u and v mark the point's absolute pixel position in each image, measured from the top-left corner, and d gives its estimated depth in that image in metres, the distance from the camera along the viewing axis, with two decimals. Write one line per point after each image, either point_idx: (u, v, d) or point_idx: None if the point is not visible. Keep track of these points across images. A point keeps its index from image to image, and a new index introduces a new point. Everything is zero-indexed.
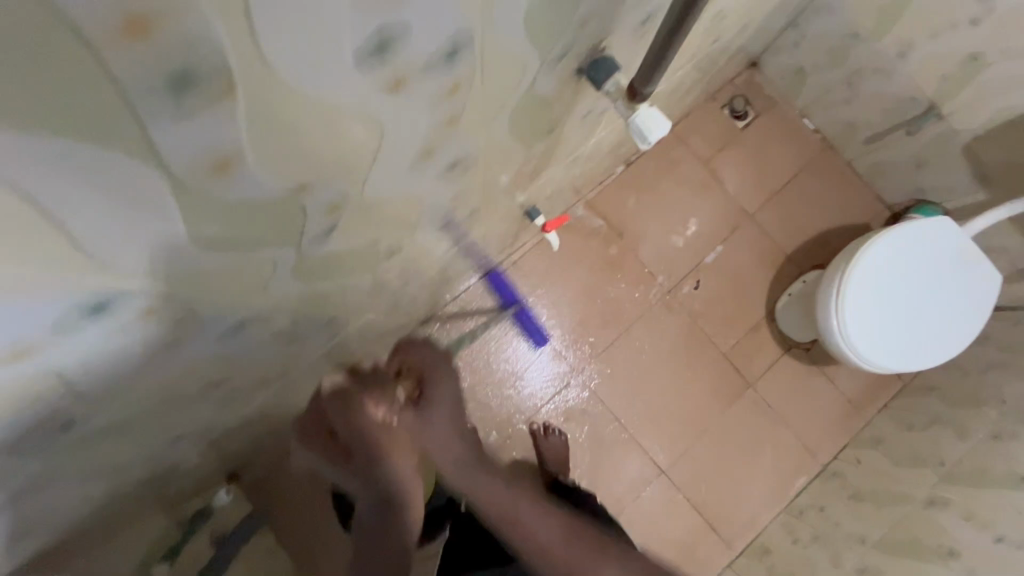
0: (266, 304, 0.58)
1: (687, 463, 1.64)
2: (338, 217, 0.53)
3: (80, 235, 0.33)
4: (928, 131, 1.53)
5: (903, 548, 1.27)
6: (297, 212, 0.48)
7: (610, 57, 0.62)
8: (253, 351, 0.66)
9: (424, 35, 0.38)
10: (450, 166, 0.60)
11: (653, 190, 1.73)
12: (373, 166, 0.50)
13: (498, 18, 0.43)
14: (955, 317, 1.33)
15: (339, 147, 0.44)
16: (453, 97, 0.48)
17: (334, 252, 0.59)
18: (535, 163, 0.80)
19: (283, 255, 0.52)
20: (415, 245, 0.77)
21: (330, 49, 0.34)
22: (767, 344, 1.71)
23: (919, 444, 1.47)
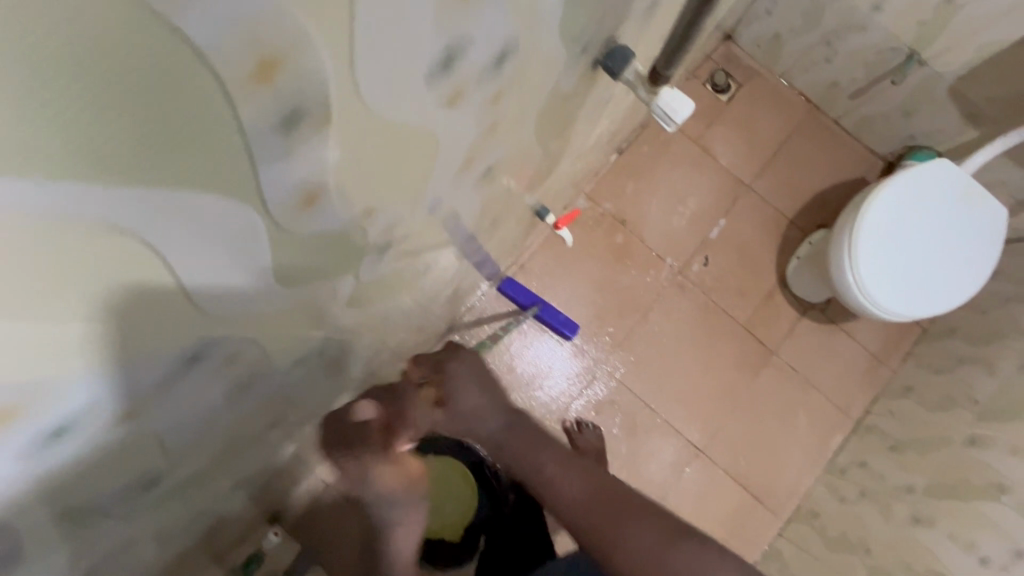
0: (322, 337, 0.59)
1: (722, 439, 1.64)
2: (388, 241, 0.54)
3: (189, 283, 0.35)
4: (912, 78, 1.55)
5: (951, 490, 1.28)
6: (357, 239, 0.48)
7: (622, 45, 0.62)
8: (305, 386, 0.67)
9: (483, 46, 0.40)
10: (483, 176, 0.61)
11: (649, 174, 1.74)
12: (426, 184, 0.51)
13: (538, 27, 0.45)
14: (972, 255, 1.34)
15: (403, 167, 0.45)
16: (498, 106, 0.49)
17: (379, 276, 0.60)
18: (549, 161, 0.81)
19: (338, 287, 0.53)
20: (442, 260, 0.78)
21: (407, 69, 0.35)
22: (784, 309, 1.72)
23: (951, 386, 1.48)
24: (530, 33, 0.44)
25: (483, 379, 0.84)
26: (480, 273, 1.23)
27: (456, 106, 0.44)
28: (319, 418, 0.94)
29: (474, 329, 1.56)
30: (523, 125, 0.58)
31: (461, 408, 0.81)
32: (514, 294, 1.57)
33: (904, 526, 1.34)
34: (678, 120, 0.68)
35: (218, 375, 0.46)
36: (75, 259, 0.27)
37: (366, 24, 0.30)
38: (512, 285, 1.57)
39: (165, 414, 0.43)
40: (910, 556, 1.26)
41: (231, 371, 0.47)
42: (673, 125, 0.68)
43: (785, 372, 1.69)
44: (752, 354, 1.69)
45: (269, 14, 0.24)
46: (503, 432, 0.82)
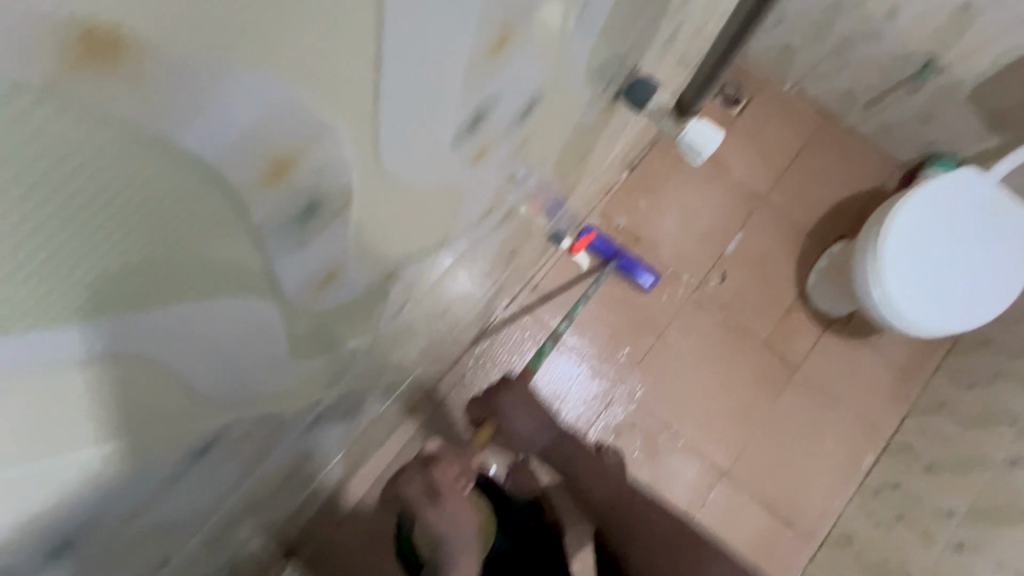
0: (338, 390, 0.57)
1: (747, 462, 1.59)
2: (406, 290, 0.52)
3: (199, 382, 0.33)
4: (930, 85, 1.52)
5: (995, 514, 1.22)
6: (378, 297, 0.47)
7: (646, 76, 0.59)
8: (323, 434, 0.65)
9: (509, 101, 0.38)
10: (501, 217, 0.59)
11: (662, 190, 1.72)
12: (446, 234, 0.49)
13: (565, 71, 0.43)
14: (1005, 265, 1.29)
15: (424, 225, 0.44)
16: (520, 153, 0.47)
17: (399, 323, 0.58)
18: (565, 190, 0.78)
19: (358, 343, 0.51)
20: (458, 296, 0.75)
21: (436, 128, 0.34)
22: (806, 325, 1.67)
23: (987, 401, 1.42)
24: (556, 80, 0.43)
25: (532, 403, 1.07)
26: (496, 299, 1.20)
27: (482, 161, 0.42)
28: (335, 458, 0.91)
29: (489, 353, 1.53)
30: (544, 163, 0.56)
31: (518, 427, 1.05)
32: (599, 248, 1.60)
33: (946, 553, 1.28)
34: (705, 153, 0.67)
35: (229, 458, 0.43)
36: (75, 389, 0.25)
37: (384, 96, 0.28)
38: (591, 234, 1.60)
39: (177, 505, 0.41)
40: None
41: (246, 449, 0.45)
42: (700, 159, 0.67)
43: (811, 390, 1.63)
44: (775, 372, 1.64)
45: (294, 109, 0.24)
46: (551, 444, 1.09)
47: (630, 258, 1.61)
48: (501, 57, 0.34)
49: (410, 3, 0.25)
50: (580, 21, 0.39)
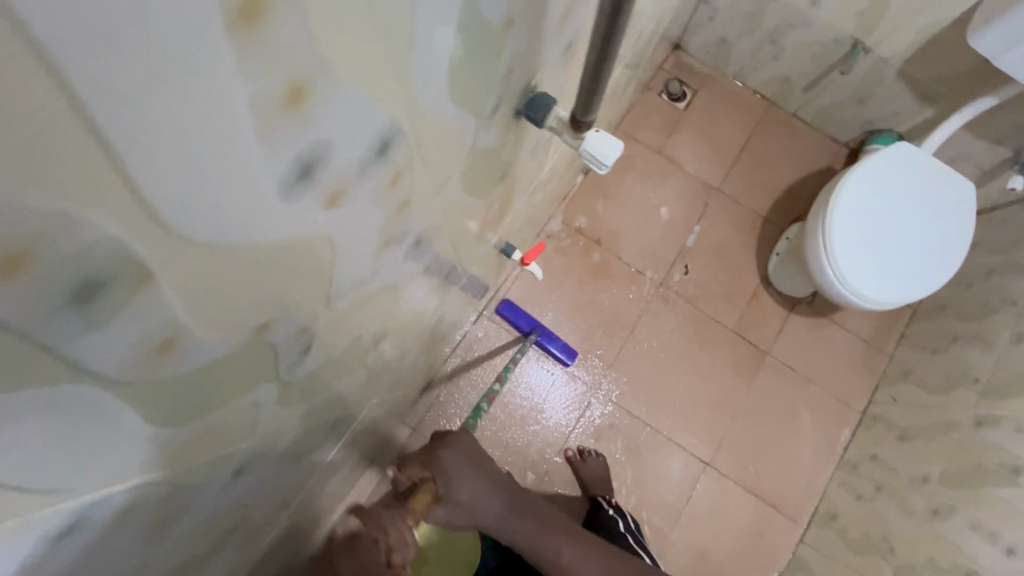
0: (263, 433, 0.55)
1: (729, 450, 1.60)
2: (308, 333, 0.49)
3: (22, 479, 0.30)
4: (860, 65, 1.56)
5: (968, 477, 1.21)
6: (267, 348, 0.44)
7: (542, 93, 0.60)
8: (267, 482, 0.63)
9: (350, 145, 0.36)
10: (416, 244, 0.58)
11: (618, 190, 1.74)
12: (335, 278, 0.47)
13: (421, 98, 0.42)
14: (946, 234, 1.32)
15: (298, 272, 0.41)
16: (398, 186, 0.46)
17: (323, 362, 0.56)
18: (500, 206, 0.78)
19: (263, 391, 0.49)
20: (405, 324, 0.75)
21: (251, 188, 0.31)
22: (771, 309, 1.70)
23: (949, 366, 1.46)
24: (410, 109, 0.41)
25: (479, 465, 0.88)
26: (459, 318, 1.21)
27: (341, 205, 0.40)
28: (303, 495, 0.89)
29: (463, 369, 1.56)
30: (449, 181, 0.56)
31: (460, 498, 0.85)
32: (513, 317, 1.58)
33: (924, 521, 1.26)
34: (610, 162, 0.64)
35: (112, 531, 0.41)
36: None
37: (167, 166, 0.26)
38: (510, 307, 1.58)
39: None
40: (936, 554, 1.19)
41: (129, 521, 0.42)
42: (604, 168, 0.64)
43: (784, 372, 1.66)
44: (746, 359, 1.66)
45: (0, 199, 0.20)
46: (502, 515, 0.88)
47: (548, 337, 1.59)
48: (306, 108, 0.31)
49: (153, 70, 0.22)
50: (416, 51, 0.37)
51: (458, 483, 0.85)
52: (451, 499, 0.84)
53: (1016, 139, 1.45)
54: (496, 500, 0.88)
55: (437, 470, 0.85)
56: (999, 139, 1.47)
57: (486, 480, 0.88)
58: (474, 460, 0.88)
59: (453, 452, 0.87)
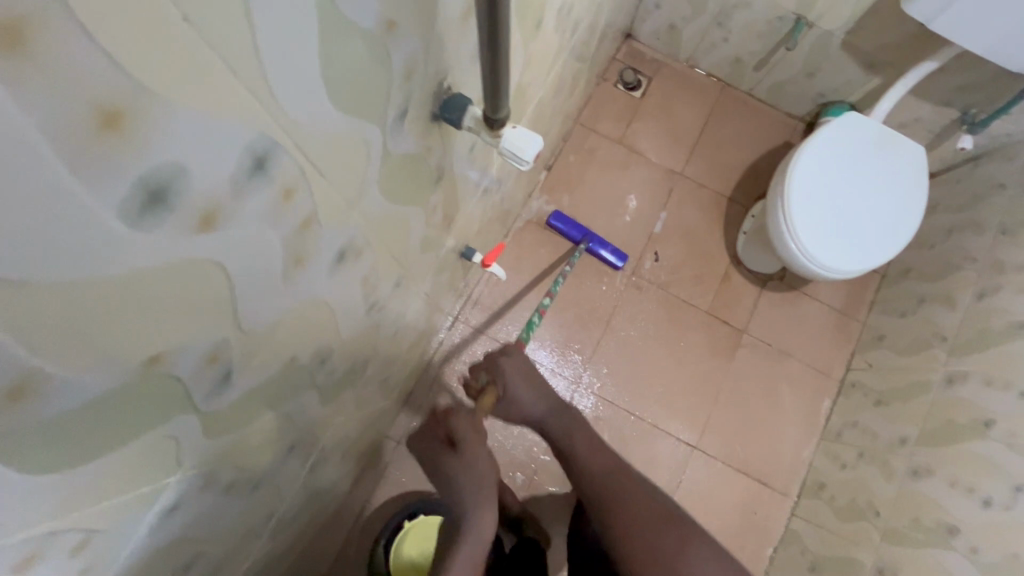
0: (194, 470, 0.49)
1: (714, 431, 1.61)
2: (222, 360, 0.45)
3: None
4: (804, 41, 1.58)
5: (943, 435, 1.22)
6: (170, 386, 0.40)
7: (457, 93, 0.59)
8: (232, 520, 0.61)
9: (206, 160, 0.33)
10: (343, 263, 0.56)
11: (583, 183, 1.75)
12: (241, 302, 0.43)
13: (296, 109, 0.39)
14: (901, 199, 1.33)
15: (182, 303, 0.37)
16: (292, 202, 0.43)
17: (253, 386, 0.53)
18: (447, 213, 0.78)
19: (184, 425, 0.45)
20: (366, 341, 0.74)
21: (75, 220, 0.27)
22: (743, 287, 1.71)
23: (917, 326, 1.48)
24: (286, 119, 0.38)
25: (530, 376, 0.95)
26: (429, 325, 1.20)
27: (218, 227, 0.36)
28: (285, 521, 0.88)
29: (439, 380, 1.54)
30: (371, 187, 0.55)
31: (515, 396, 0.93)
32: (565, 226, 1.66)
33: (905, 481, 1.25)
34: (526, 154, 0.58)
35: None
36: None
37: None
38: (559, 218, 1.66)
39: None
40: (918, 513, 1.17)
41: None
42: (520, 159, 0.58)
43: (761, 348, 1.67)
44: (723, 339, 1.67)
45: None
46: (548, 415, 0.94)
47: (597, 241, 1.65)
48: (124, 125, 0.27)
49: None
50: (275, 58, 0.34)
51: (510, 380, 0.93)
52: (508, 394, 0.93)
53: (962, 100, 1.48)
54: (552, 417, 0.93)
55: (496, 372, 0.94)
56: (945, 101, 1.50)
57: (544, 392, 0.95)
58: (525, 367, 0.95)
59: (515, 357, 0.95)
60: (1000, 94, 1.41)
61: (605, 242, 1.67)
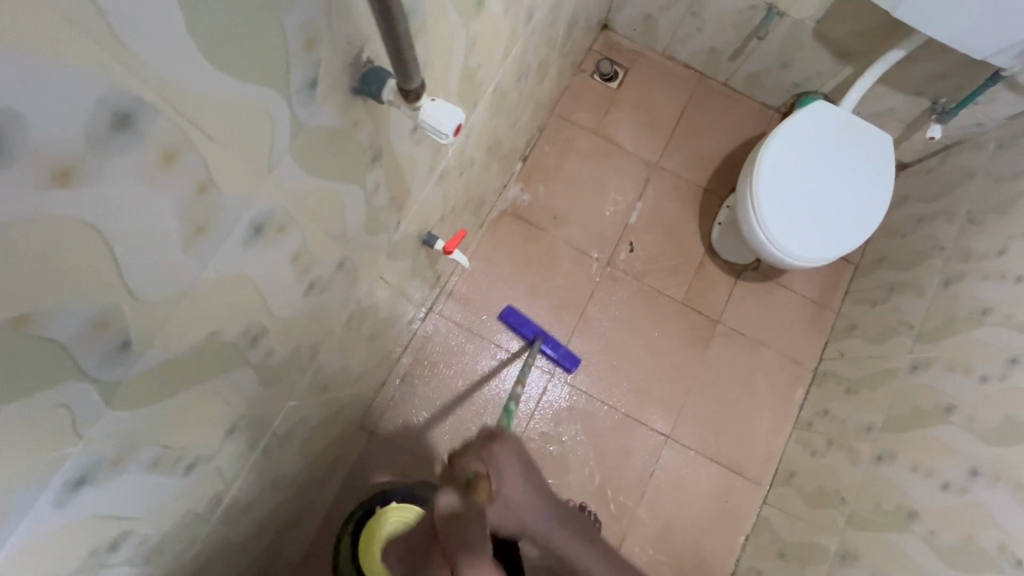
0: (100, 441, 0.42)
1: (688, 421, 1.61)
2: (118, 327, 0.36)
3: None
4: (777, 30, 1.58)
5: (907, 422, 1.22)
6: (36, 345, 0.31)
7: (376, 65, 0.49)
8: (172, 503, 0.61)
9: (49, 105, 0.25)
10: (292, 257, 0.56)
11: (558, 175, 1.75)
12: (135, 264, 0.35)
13: (180, 55, 0.30)
14: (867, 187, 1.34)
15: (49, 266, 0.29)
16: (183, 168, 0.35)
17: (168, 355, 0.44)
18: (397, 197, 0.77)
19: (75, 393, 0.36)
20: (315, 325, 0.74)
21: None
22: (717, 277, 1.72)
23: (887, 316, 1.49)
24: (165, 65, 0.30)
25: (524, 465, 0.82)
26: (394, 314, 1.20)
27: (78, 188, 0.28)
28: (240, 507, 0.88)
29: (414, 370, 1.57)
30: (299, 163, 0.47)
31: (507, 495, 0.80)
32: (515, 323, 1.60)
33: (871, 468, 1.26)
34: (448, 132, 0.49)
35: None
36: None
37: None
38: (512, 313, 1.60)
39: None
40: (881, 499, 1.18)
41: None
42: (443, 138, 0.49)
43: (735, 338, 1.68)
44: (698, 329, 1.68)
45: None
46: (545, 521, 0.83)
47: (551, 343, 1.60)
48: None
49: None
50: None
51: (506, 484, 0.79)
52: (502, 496, 0.79)
53: (932, 89, 1.48)
54: (540, 510, 0.82)
55: (493, 464, 0.79)
56: (917, 90, 1.51)
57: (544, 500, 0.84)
58: (522, 460, 0.82)
59: (505, 447, 0.82)
60: (969, 83, 1.41)
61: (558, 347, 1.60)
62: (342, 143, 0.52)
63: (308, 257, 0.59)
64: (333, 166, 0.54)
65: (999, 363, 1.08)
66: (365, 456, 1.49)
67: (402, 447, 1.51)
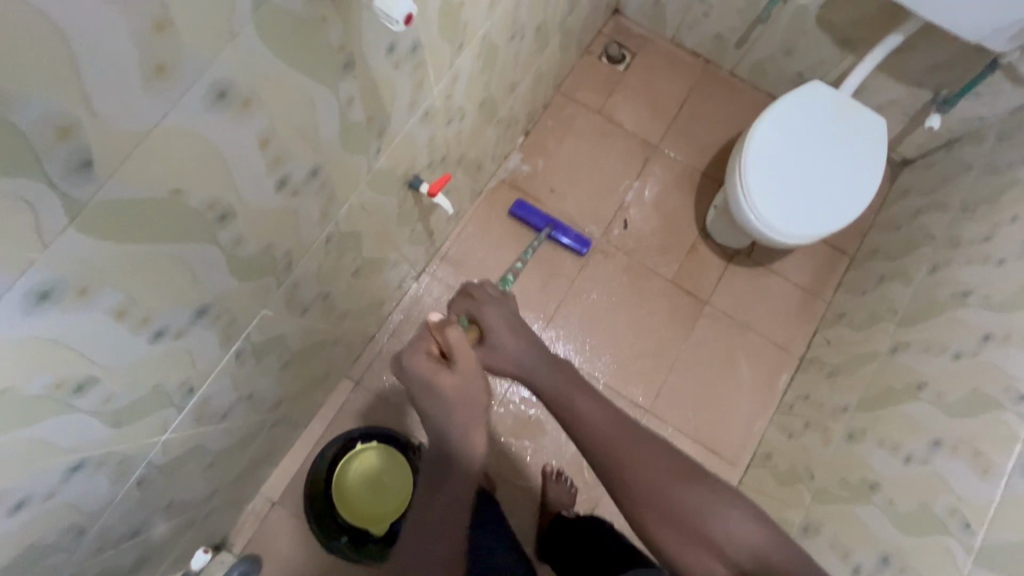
0: (66, 260, 0.47)
1: (668, 397, 1.62)
2: (76, 139, 0.41)
3: None
4: (781, 16, 1.60)
5: (880, 401, 1.22)
6: (5, 128, 0.36)
7: None
8: (141, 367, 0.66)
9: None
10: (261, 140, 0.61)
11: (559, 150, 1.79)
12: (90, 80, 0.40)
13: None
14: (858, 171, 1.34)
15: (14, 48, 0.34)
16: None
17: (130, 195, 0.49)
18: (376, 122, 0.83)
19: (38, 193, 0.41)
20: (290, 233, 0.79)
21: None
22: (708, 260, 1.73)
23: (874, 304, 1.48)
24: None
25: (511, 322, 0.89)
26: (382, 258, 1.25)
27: None
28: (214, 411, 0.93)
29: (403, 326, 1.61)
30: (265, 42, 0.53)
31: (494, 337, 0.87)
32: (525, 215, 1.69)
33: (841, 445, 1.26)
34: (401, 23, 0.54)
35: None
36: None
37: None
38: (523, 206, 1.69)
39: None
40: (847, 472, 1.18)
41: None
42: (396, 26, 0.54)
43: (722, 320, 1.69)
44: (685, 308, 1.69)
45: None
46: (539, 363, 0.87)
47: (561, 227, 1.69)
48: None
49: None
50: None
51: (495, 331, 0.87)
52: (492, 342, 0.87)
53: (934, 80, 1.48)
54: (541, 364, 0.87)
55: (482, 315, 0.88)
56: (918, 81, 1.51)
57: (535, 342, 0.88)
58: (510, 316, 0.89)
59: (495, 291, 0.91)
60: (969, 73, 1.41)
61: (570, 229, 1.70)
62: (309, 35, 0.58)
63: (277, 150, 0.65)
64: (301, 57, 0.59)
65: (972, 340, 1.08)
66: (348, 403, 1.54)
67: (384, 398, 1.55)
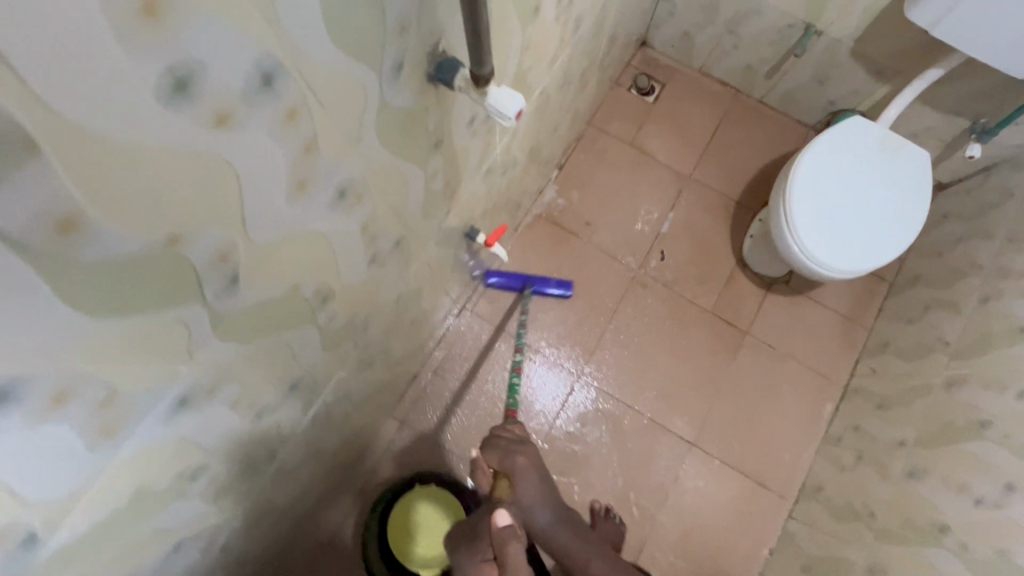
0: (202, 367, 0.49)
1: (711, 430, 1.61)
2: (232, 261, 0.44)
3: None
4: (814, 48, 1.62)
5: (940, 438, 1.21)
6: (183, 264, 0.39)
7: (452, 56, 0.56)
8: (239, 446, 0.67)
9: (220, 64, 0.34)
10: (363, 225, 0.62)
11: (593, 183, 1.80)
12: (249, 208, 0.42)
13: (302, 38, 0.38)
14: (904, 204, 1.35)
15: (199, 194, 0.38)
16: (295, 124, 0.42)
17: (262, 298, 0.51)
18: (449, 186, 0.84)
19: (194, 315, 0.44)
20: (369, 300, 0.80)
21: (120, 93, 0.29)
22: (746, 290, 1.73)
23: (921, 333, 1.48)
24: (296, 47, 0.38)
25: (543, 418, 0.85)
26: (433, 305, 1.27)
27: (229, 128, 0.37)
28: (285, 471, 0.93)
29: (445, 364, 1.61)
30: (381, 138, 0.54)
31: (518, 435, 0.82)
32: (502, 280, 1.62)
33: (900, 482, 1.25)
34: (513, 116, 0.55)
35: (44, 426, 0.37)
36: None
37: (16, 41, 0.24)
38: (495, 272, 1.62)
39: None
40: (913, 514, 1.16)
41: (67, 420, 0.38)
42: (507, 122, 0.55)
43: (764, 350, 1.68)
44: (725, 338, 1.69)
45: None
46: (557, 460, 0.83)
47: (541, 281, 1.65)
48: (164, 16, 0.29)
49: None
50: None
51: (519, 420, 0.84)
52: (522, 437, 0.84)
53: (972, 109, 1.49)
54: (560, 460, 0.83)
55: None
56: (955, 110, 1.52)
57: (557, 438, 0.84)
58: None
59: None
60: (1008, 103, 1.42)
61: (548, 281, 1.65)
62: (414, 124, 0.59)
63: (373, 229, 0.66)
64: (404, 145, 0.60)
65: None
66: (392, 443, 1.51)
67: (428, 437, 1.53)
